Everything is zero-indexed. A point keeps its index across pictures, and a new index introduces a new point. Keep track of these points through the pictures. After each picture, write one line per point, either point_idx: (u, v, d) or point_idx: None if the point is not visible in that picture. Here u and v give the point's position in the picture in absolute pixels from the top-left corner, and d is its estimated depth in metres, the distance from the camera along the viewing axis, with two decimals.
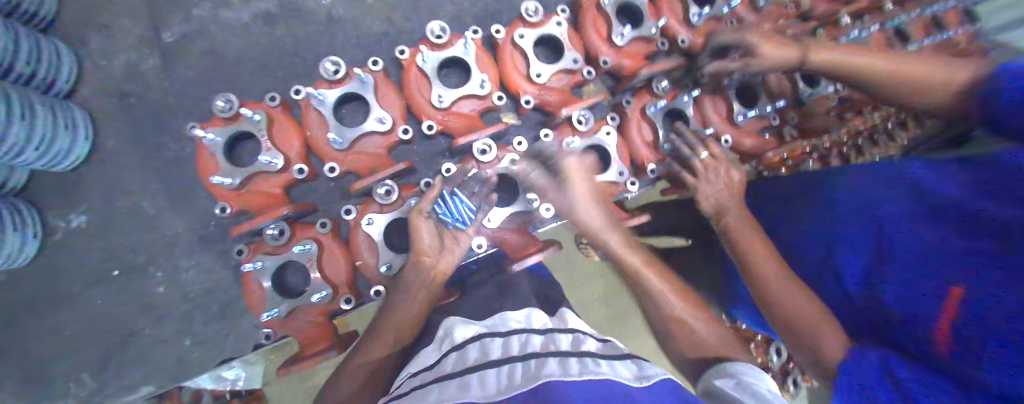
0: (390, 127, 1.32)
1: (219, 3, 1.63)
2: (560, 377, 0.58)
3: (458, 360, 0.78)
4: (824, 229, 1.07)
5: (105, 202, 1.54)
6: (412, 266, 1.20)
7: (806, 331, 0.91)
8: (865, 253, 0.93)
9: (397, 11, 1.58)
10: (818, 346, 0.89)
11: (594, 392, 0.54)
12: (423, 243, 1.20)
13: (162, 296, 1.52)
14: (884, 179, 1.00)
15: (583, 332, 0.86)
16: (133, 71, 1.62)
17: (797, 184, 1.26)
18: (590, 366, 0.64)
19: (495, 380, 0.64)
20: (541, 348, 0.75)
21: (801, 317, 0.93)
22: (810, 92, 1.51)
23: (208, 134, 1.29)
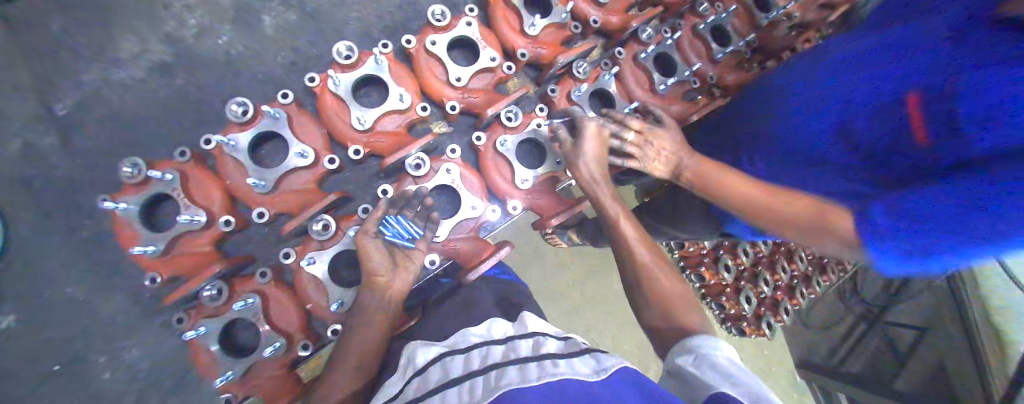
0: (314, 159, 1.27)
1: (109, 62, 1.52)
2: (519, 385, 0.56)
3: (420, 385, 0.74)
4: (770, 113, 1.28)
5: (24, 297, 1.40)
6: (368, 288, 1.14)
7: (813, 216, 1.00)
8: (813, 112, 1.13)
9: (302, 38, 1.52)
10: (830, 224, 0.96)
11: (553, 395, 0.52)
12: (375, 264, 1.14)
13: (110, 383, 1.42)
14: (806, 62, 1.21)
15: (544, 334, 0.84)
16: (29, 151, 1.47)
17: (740, 103, 1.41)
18: (549, 368, 0.62)
19: (456, 398, 0.61)
20: (501, 357, 0.73)
21: (805, 209, 1.02)
22: (723, 51, 1.57)
23: (119, 203, 1.20)
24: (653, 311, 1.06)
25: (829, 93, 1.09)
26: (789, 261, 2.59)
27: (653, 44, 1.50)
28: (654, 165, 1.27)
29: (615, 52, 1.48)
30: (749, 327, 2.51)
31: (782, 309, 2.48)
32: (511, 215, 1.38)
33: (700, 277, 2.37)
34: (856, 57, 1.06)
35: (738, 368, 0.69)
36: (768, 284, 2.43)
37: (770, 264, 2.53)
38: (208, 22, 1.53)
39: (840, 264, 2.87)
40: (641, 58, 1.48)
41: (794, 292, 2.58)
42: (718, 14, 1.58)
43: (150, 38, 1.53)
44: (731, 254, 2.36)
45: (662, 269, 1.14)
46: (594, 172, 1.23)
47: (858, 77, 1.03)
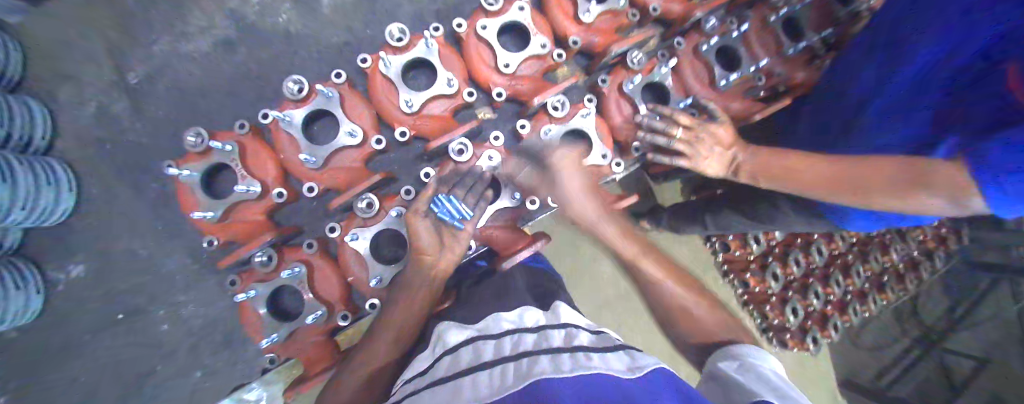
0: (362, 139, 1.29)
1: (178, 37, 1.61)
2: (552, 374, 0.55)
3: (451, 365, 0.75)
4: (862, 108, 1.25)
5: (99, 250, 1.55)
6: (417, 268, 1.17)
7: (904, 175, 0.91)
8: (911, 104, 1.09)
9: (354, 18, 1.54)
10: (927, 178, 0.86)
11: (585, 387, 0.51)
12: (423, 241, 1.18)
13: (168, 334, 1.54)
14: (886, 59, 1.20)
15: (576, 326, 0.82)
16: (106, 116, 1.60)
17: (831, 101, 1.38)
18: (582, 361, 0.60)
19: (487, 382, 0.61)
20: (533, 346, 0.72)
21: (889, 169, 0.93)
22: (794, 46, 1.47)
23: (183, 170, 1.29)
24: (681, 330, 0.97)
25: (928, 86, 1.06)
26: (844, 276, 2.42)
27: (716, 36, 1.42)
28: (707, 164, 1.20)
29: (674, 42, 1.40)
30: (792, 339, 2.38)
31: (830, 325, 2.38)
32: (550, 207, 1.36)
33: (744, 283, 2.29)
34: (938, 48, 1.05)
35: (784, 383, 0.64)
36: (818, 299, 2.33)
37: (823, 278, 2.39)
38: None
39: (898, 283, 2.66)
40: (703, 51, 1.40)
41: (845, 310, 2.46)
42: (791, 5, 1.48)
43: (215, 14, 1.60)
44: (780, 263, 2.24)
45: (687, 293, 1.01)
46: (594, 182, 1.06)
47: (948, 65, 1.02)
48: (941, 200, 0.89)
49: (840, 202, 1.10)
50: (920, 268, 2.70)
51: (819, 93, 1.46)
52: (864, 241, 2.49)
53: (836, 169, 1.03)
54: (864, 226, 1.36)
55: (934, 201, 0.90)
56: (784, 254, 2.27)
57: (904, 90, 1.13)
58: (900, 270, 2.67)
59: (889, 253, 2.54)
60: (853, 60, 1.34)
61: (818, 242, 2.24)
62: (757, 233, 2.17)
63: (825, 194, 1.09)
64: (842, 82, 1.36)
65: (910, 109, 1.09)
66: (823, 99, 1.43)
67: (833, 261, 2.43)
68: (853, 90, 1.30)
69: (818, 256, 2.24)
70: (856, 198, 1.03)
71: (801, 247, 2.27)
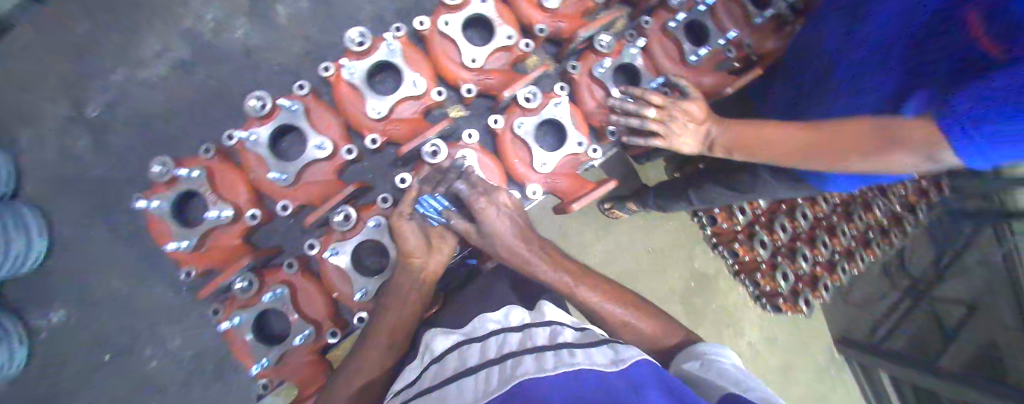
0: (332, 151, 1.25)
1: (134, 63, 1.55)
2: (535, 373, 0.53)
3: (437, 373, 0.72)
4: (830, 69, 1.25)
5: (77, 292, 1.50)
6: (405, 269, 1.14)
7: (873, 138, 0.90)
8: (880, 62, 1.09)
9: (314, 27, 1.50)
10: (897, 138, 0.85)
11: (568, 384, 0.49)
12: (410, 245, 1.13)
13: (157, 370, 1.50)
14: (852, 17, 1.20)
15: (560, 323, 0.81)
16: (68, 153, 1.54)
17: (801, 66, 1.38)
18: (566, 358, 0.59)
19: (472, 387, 0.58)
20: (518, 346, 0.70)
21: (859, 132, 0.92)
22: (761, 14, 1.46)
23: (152, 202, 1.24)
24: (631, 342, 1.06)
25: (896, 41, 1.06)
26: (830, 237, 2.44)
27: (684, 11, 1.40)
28: (682, 141, 1.20)
29: (641, 21, 1.39)
30: (786, 303, 2.42)
31: (820, 285, 2.42)
32: (531, 200, 1.34)
33: (734, 253, 2.34)
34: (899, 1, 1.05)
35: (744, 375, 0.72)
36: (807, 261, 2.35)
37: (810, 240, 2.39)
38: (223, 16, 1.53)
39: (884, 238, 2.69)
40: (671, 27, 1.38)
41: (833, 270, 2.48)
42: None
43: (170, 37, 1.54)
44: (767, 231, 2.26)
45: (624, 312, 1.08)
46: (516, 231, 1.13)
47: (911, 17, 1.02)
48: (915, 158, 0.87)
49: (816, 167, 1.09)
50: (904, 222, 2.72)
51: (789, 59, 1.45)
52: (847, 200, 2.50)
53: (809, 135, 1.02)
54: (837, 186, 1.37)
55: (906, 160, 0.89)
56: (771, 221, 2.27)
57: (870, 48, 1.13)
58: (886, 226, 2.70)
59: (872, 209, 2.56)
60: (817, 21, 1.34)
61: (802, 207, 2.28)
62: (743, 203, 2.16)
63: (803, 159, 1.08)
64: (809, 45, 1.36)
65: (880, 67, 1.09)
66: (792, 64, 1.42)
67: (819, 224, 2.44)
68: (821, 52, 1.30)
69: (803, 220, 2.27)
70: (831, 163, 1.03)
71: (786, 212, 2.27)
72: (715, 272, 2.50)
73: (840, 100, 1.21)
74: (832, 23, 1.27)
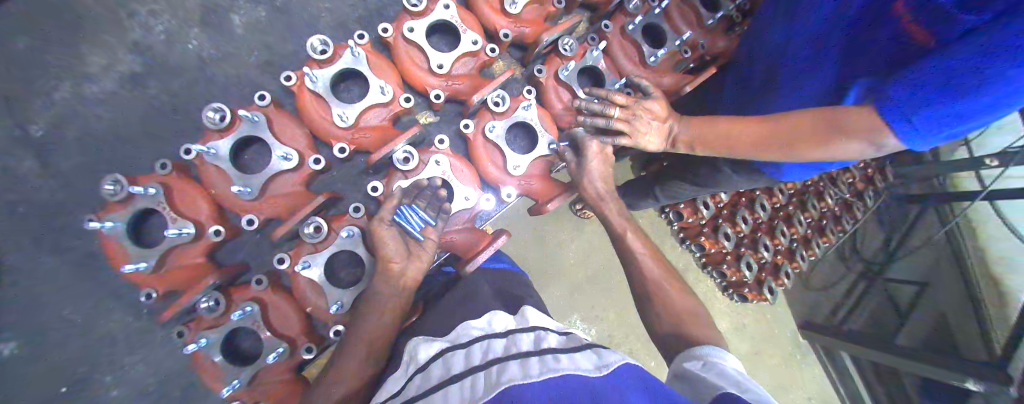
0: (299, 161, 1.22)
1: (77, 77, 1.45)
2: (521, 380, 0.54)
3: (421, 382, 0.73)
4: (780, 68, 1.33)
5: (23, 325, 1.39)
6: (383, 277, 1.13)
7: (824, 126, 0.97)
8: (823, 60, 1.18)
9: (273, 35, 1.46)
10: (846, 124, 0.92)
11: (556, 393, 0.51)
12: (388, 250, 1.14)
13: (118, 399, 1.42)
14: (795, 20, 1.28)
15: (544, 328, 0.82)
16: (3, 174, 1.41)
17: (750, 66, 1.46)
18: (550, 363, 0.60)
19: (458, 395, 0.59)
20: (502, 352, 0.71)
21: (811, 121, 0.99)
22: (713, 17, 1.54)
23: (104, 222, 1.18)
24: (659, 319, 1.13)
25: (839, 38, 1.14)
26: (788, 226, 2.58)
27: (642, 15, 1.45)
28: (647, 140, 1.25)
29: (602, 25, 1.43)
30: (751, 293, 2.50)
31: (782, 273, 2.56)
32: (506, 203, 1.35)
33: (700, 246, 2.39)
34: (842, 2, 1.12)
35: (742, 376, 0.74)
36: (768, 250, 2.44)
37: (770, 230, 2.52)
38: (175, 26, 1.47)
39: (837, 224, 2.88)
40: (629, 31, 1.44)
41: (794, 256, 2.63)
42: None
43: (118, 48, 1.47)
44: (729, 222, 2.36)
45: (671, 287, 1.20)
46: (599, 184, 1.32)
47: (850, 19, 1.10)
48: (860, 144, 0.95)
49: (771, 158, 1.16)
50: (854, 208, 2.91)
51: (741, 58, 1.53)
52: (803, 190, 2.65)
53: (765, 123, 1.08)
54: (791, 175, 1.44)
55: (853, 146, 0.96)
56: (732, 214, 2.38)
57: (812, 49, 1.21)
58: (838, 212, 2.88)
59: (826, 199, 2.70)
60: (764, 24, 1.42)
61: (761, 199, 2.39)
62: (706, 197, 2.25)
63: (759, 152, 1.14)
64: (758, 46, 1.44)
65: (822, 66, 1.17)
66: (745, 63, 1.50)
67: (777, 214, 2.58)
68: (768, 52, 1.38)
69: (762, 211, 2.37)
70: (786, 153, 1.09)
71: (746, 205, 2.40)
72: (686, 266, 2.66)
73: (789, 96, 1.28)
74: (780, 24, 1.35)
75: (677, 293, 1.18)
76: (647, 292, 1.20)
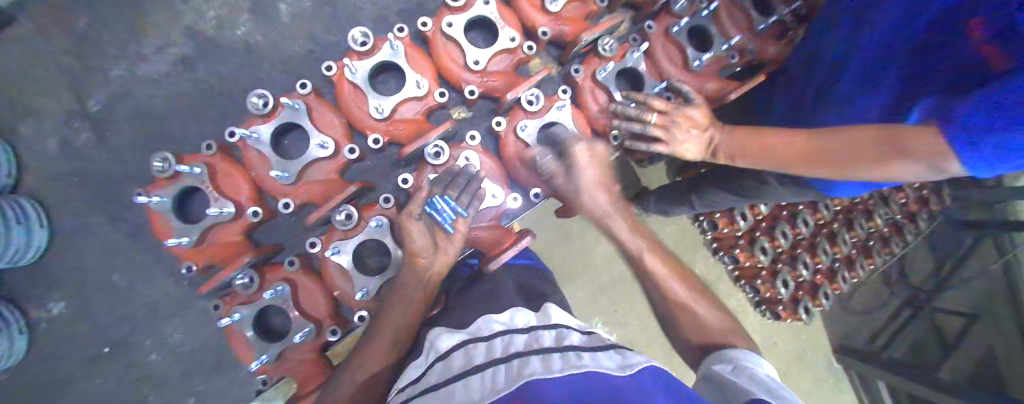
0: (334, 150, 1.25)
1: (137, 59, 1.55)
2: (542, 374, 0.54)
3: (443, 370, 0.73)
4: (834, 77, 1.25)
5: (78, 285, 1.50)
6: (409, 269, 1.14)
7: (874, 144, 0.91)
8: (884, 71, 1.10)
9: (317, 24, 1.49)
10: (897, 140, 0.86)
11: (577, 386, 0.49)
12: (416, 244, 1.12)
13: (156, 363, 1.51)
14: (851, 27, 1.22)
15: (566, 327, 0.81)
16: (70, 148, 1.54)
17: (801, 75, 1.40)
18: (573, 360, 0.59)
19: (479, 383, 0.59)
20: (524, 347, 0.70)
21: (858, 140, 0.94)
22: (764, 22, 1.48)
23: (153, 197, 1.24)
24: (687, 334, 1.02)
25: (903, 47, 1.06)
26: (830, 244, 2.47)
27: (687, 16, 1.40)
28: (685, 147, 1.20)
29: (645, 26, 1.40)
30: (786, 311, 2.41)
31: (821, 293, 2.40)
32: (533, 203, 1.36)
33: (733, 259, 2.35)
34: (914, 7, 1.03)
35: (776, 382, 0.71)
36: (808, 268, 2.36)
37: (811, 247, 2.43)
38: (225, 12, 1.52)
39: (882, 246, 2.72)
40: (674, 32, 1.39)
41: (834, 278, 2.50)
42: None
43: (172, 32, 1.54)
44: (767, 237, 2.29)
45: (694, 298, 1.07)
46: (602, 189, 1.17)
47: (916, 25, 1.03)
48: (917, 166, 0.88)
49: (819, 176, 1.10)
50: (903, 231, 2.76)
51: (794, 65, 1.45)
52: (848, 208, 2.51)
53: (810, 140, 1.03)
54: (854, 189, 1.37)
55: (909, 166, 0.89)
56: (772, 227, 2.28)
57: (873, 58, 1.13)
58: (885, 234, 2.71)
59: (874, 218, 2.56)
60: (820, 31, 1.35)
61: (804, 213, 2.28)
62: (745, 209, 2.16)
63: (803, 168, 1.09)
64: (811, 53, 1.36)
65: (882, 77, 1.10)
66: (797, 69, 1.42)
67: (820, 230, 2.47)
68: (824, 61, 1.30)
69: (804, 227, 2.27)
70: (833, 170, 1.04)
71: (787, 219, 2.29)
72: (716, 276, 2.52)
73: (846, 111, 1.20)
74: (839, 29, 1.26)
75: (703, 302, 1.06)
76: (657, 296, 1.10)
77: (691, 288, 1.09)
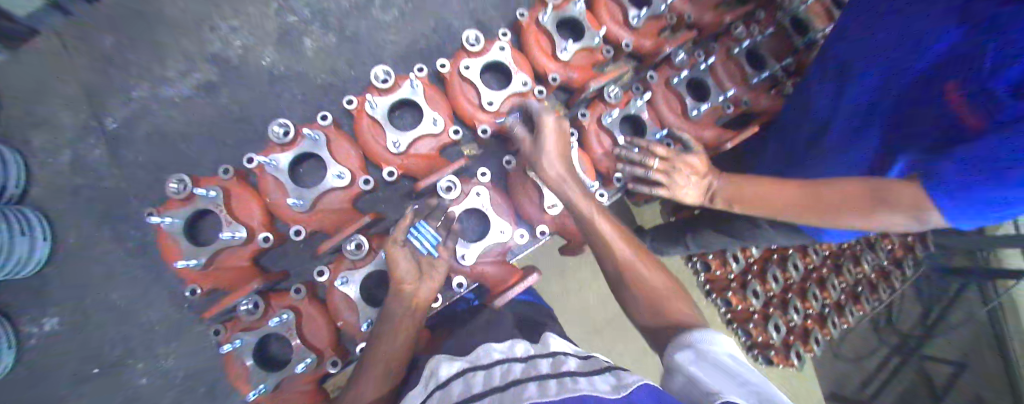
0: (350, 180, 1.30)
1: (160, 81, 1.61)
2: (538, 400, 0.53)
3: (443, 398, 0.73)
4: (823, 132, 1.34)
5: (74, 301, 1.49)
6: (393, 296, 1.12)
7: (865, 201, 0.97)
8: (867, 130, 1.19)
9: (339, 59, 1.57)
10: (887, 199, 0.93)
11: None
12: (401, 270, 1.12)
13: (146, 387, 1.48)
14: (837, 85, 1.31)
15: (564, 353, 0.82)
16: (81, 163, 1.56)
17: (794, 126, 1.49)
18: (567, 386, 0.59)
19: None
20: (522, 374, 0.71)
21: (849, 197, 1.00)
22: (758, 76, 1.60)
23: (165, 218, 1.26)
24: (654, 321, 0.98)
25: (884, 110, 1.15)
26: (820, 290, 2.52)
27: (686, 69, 1.52)
28: (683, 191, 1.25)
29: (648, 76, 1.50)
30: (778, 357, 2.37)
31: (812, 339, 2.44)
32: (538, 239, 1.38)
33: (726, 302, 2.32)
34: (894, 73, 1.13)
35: (744, 366, 0.63)
36: (796, 314, 2.39)
37: (801, 292, 2.48)
38: (251, 43, 1.60)
39: (873, 292, 2.78)
40: (674, 83, 1.50)
41: (825, 323, 2.54)
42: (754, 37, 1.61)
43: (198, 58, 1.61)
44: (761, 280, 2.32)
45: (653, 276, 1.06)
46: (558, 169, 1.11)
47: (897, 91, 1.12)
48: (904, 218, 0.96)
49: (808, 223, 1.17)
50: (891, 277, 2.83)
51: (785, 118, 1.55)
52: (837, 253, 2.60)
53: (800, 189, 1.10)
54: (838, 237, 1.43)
55: (901, 217, 0.96)
56: (764, 270, 2.33)
57: (856, 119, 1.23)
58: (874, 279, 2.78)
59: (861, 263, 2.66)
60: (809, 89, 1.46)
61: (793, 257, 2.35)
62: (736, 251, 2.23)
63: (791, 215, 1.16)
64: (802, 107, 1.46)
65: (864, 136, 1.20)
66: (786, 123, 1.53)
67: (809, 276, 2.52)
68: (815, 114, 1.39)
69: (795, 271, 2.34)
70: (823, 220, 1.11)
71: (778, 262, 2.35)
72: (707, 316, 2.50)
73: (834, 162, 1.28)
74: (826, 88, 1.37)
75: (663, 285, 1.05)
76: (621, 273, 1.07)
77: (650, 268, 1.07)
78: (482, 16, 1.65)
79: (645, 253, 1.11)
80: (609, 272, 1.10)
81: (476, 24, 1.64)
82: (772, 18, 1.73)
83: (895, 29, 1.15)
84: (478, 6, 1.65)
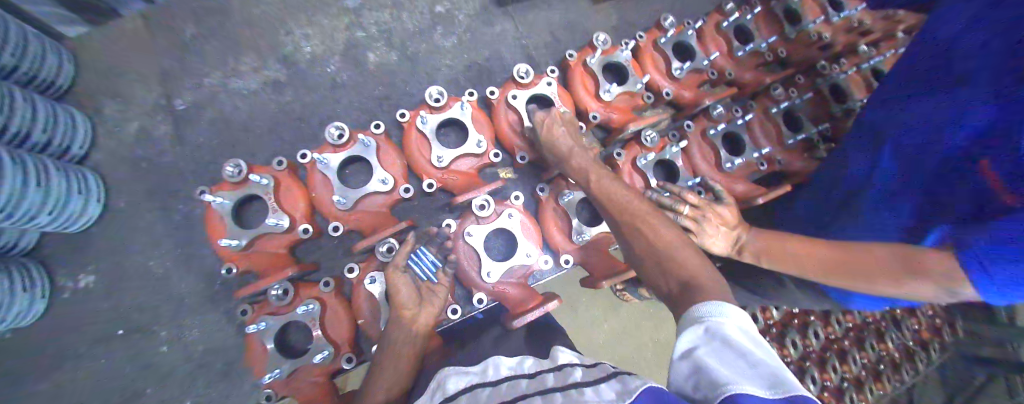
0: (391, 186, 1.38)
1: (230, 73, 1.75)
2: None
3: None
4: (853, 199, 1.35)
5: (114, 263, 1.58)
6: (394, 321, 1.15)
7: (900, 266, 0.96)
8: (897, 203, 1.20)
9: (396, 75, 1.70)
10: (923, 269, 0.92)
11: None
12: (401, 296, 1.18)
13: (164, 356, 1.54)
14: (871, 156, 1.33)
15: (573, 363, 0.74)
16: (146, 137, 1.70)
17: (826, 191, 1.50)
18: (575, 397, 0.55)
19: None
20: (528, 389, 0.67)
21: (884, 262, 0.99)
22: (794, 137, 1.64)
23: (217, 197, 1.33)
24: (669, 282, 0.87)
25: (915, 185, 1.16)
26: (840, 361, 2.42)
27: (723, 122, 1.57)
28: (711, 240, 1.27)
29: (685, 125, 1.56)
30: None
31: None
32: (562, 267, 1.42)
33: None
34: (924, 148, 1.14)
35: (759, 348, 0.55)
36: (815, 383, 2.25)
37: (820, 362, 2.35)
38: (320, 51, 1.74)
39: (896, 372, 2.63)
40: (710, 134, 1.55)
41: (843, 398, 2.36)
42: (792, 100, 1.67)
43: (268, 57, 1.75)
44: (778, 344, 2.24)
45: (661, 231, 0.98)
46: (569, 145, 1.27)
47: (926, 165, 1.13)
48: (938, 291, 0.95)
49: (840, 287, 1.15)
50: (916, 358, 2.69)
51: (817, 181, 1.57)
52: (859, 326, 2.55)
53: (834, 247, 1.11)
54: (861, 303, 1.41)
55: (930, 288, 0.94)
56: (782, 334, 2.26)
57: (886, 190, 1.24)
58: (898, 359, 2.65)
59: (885, 341, 2.59)
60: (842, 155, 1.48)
61: (814, 325, 2.35)
62: (754, 309, 2.21)
63: (821, 276, 1.15)
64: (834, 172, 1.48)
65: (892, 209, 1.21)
66: (818, 187, 1.56)
67: (830, 346, 2.42)
68: (848, 181, 1.40)
69: (814, 339, 2.32)
70: (855, 286, 1.09)
71: (798, 327, 2.33)
72: None
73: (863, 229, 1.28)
74: (859, 156, 1.39)
75: (674, 238, 0.96)
76: (626, 225, 1.03)
77: (660, 225, 1.00)
78: (532, 52, 1.80)
79: (658, 212, 1.05)
80: (619, 234, 1.06)
81: (526, 58, 1.79)
82: (811, 84, 1.80)
83: (930, 106, 1.17)
84: (529, 43, 1.80)
